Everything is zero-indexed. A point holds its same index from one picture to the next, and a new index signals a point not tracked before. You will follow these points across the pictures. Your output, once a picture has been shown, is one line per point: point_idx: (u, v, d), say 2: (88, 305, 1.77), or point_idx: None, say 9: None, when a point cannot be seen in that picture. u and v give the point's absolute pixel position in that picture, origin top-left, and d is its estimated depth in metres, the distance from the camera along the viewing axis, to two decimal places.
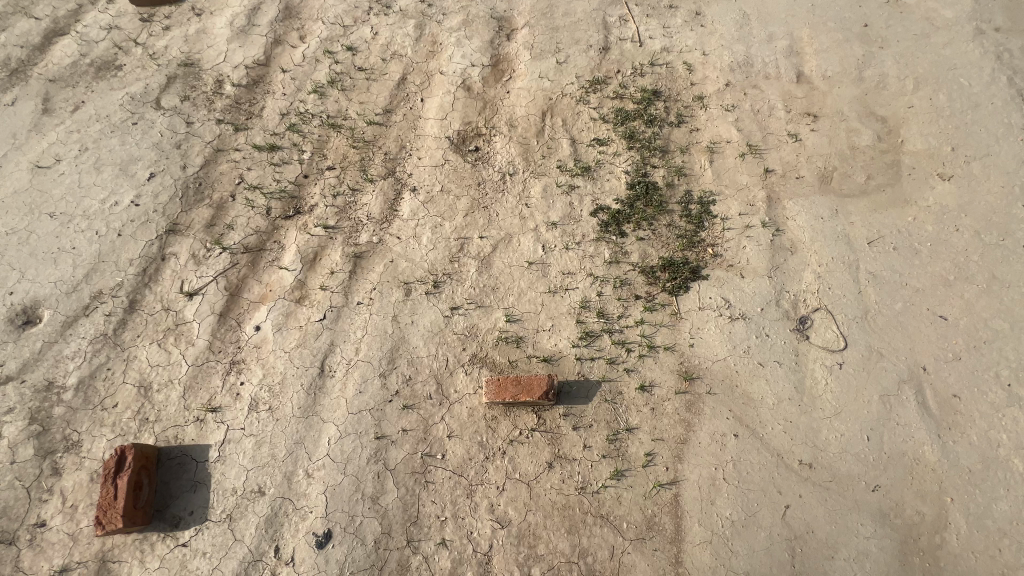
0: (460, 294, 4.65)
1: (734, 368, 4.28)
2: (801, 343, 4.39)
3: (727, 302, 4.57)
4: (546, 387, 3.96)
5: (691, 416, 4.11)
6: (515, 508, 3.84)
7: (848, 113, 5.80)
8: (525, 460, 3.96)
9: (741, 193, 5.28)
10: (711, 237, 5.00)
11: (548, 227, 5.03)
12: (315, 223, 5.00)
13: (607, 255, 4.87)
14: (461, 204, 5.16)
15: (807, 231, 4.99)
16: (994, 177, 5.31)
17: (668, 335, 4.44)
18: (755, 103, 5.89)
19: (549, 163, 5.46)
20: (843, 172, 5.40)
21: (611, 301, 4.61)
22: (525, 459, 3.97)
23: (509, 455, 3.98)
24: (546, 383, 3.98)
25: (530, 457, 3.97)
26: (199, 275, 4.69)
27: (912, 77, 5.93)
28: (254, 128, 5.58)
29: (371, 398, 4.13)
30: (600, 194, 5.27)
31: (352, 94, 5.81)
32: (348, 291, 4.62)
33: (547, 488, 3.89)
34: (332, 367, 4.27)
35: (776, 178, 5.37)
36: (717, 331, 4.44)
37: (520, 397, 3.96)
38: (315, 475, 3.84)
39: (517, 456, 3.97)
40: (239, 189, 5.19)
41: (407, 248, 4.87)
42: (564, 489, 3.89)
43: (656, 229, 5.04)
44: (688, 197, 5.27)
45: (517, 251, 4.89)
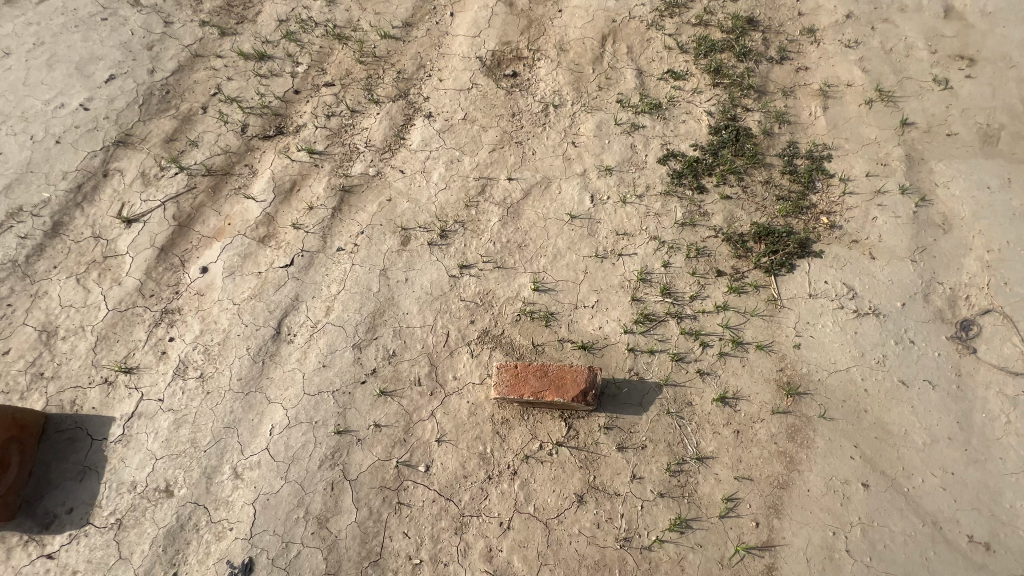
0: (474, 249, 3.43)
1: (863, 385, 2.91)
2: (965, 358, 2.99)
3: (850, 290, 3.20)
4: (584, 385, 2.75)
5: (796, 449, 2.77)
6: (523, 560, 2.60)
7: (1017, 59, 4.29)
8: (545, 489, 2.72)
9: (868, 149, 3.87)
10: (825, 202, 3.61)
11: (600, 173, 3.76)
12: (299, 146, 3.88)
13: (679, 214, 3.57)
14: (487, 137, 3.95)
15: (967, 203, 3.54)
16: None
17: (763, 330, 3.11)
18: (888, 40, 4.44)
19: (606, 96, 4.19)
20: (1013, 132, 3.92)
21: (683, 275, 3.31)
22: (545, 486, 2.73)
23: (523, 478, 2.75)
24: (585, 380, 2.77)
25: (552, 484, 2.73)
26: (145, 198, 3.64)
27: None
28: (243, 34, 4.51)
29: (338, 376, 2.98)
30: (672, 138, 3.96)
31: (367, 2, 4.68)
32: (328, 233, 3.48)
33: (574, 535, 2.64)
34: (292, 330, 3.14)
35: (918, 133, 3.93)
36: (837, 330, 3.07)
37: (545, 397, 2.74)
38: (245, 477, 2.72)
39: (534, 483, 2.74)
40: (214, 101, 4.13)
41: (412, 186, 3.70)
42: (600, 537, 2.64)
43: (749, 186, 3.70)
44: (793, 150, 3.90)
45: (556, 200, 3.64)
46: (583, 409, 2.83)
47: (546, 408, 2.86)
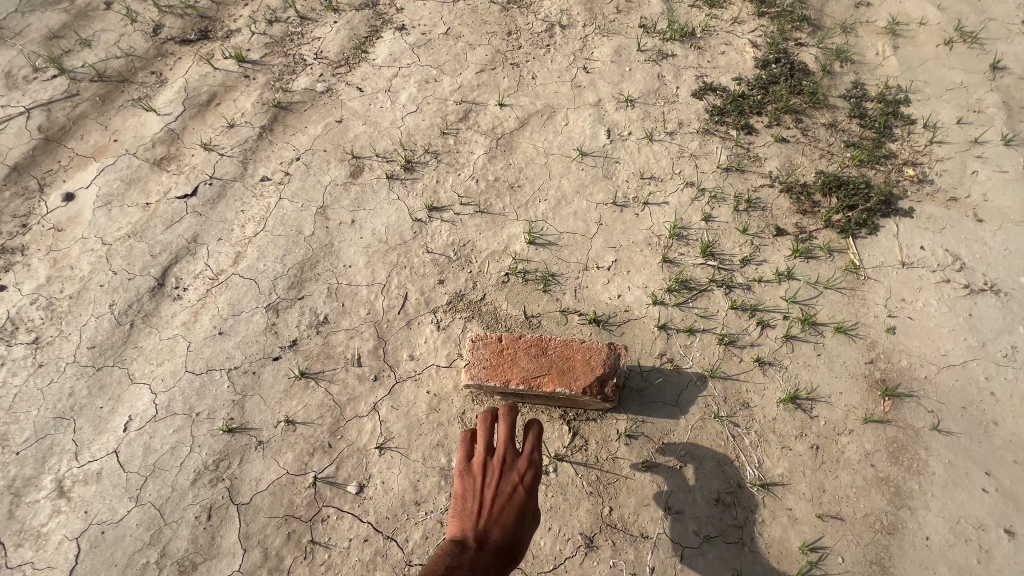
0: (449, 187, 2.53)
1: (987, 387, 2.07)
2: None
3: (956, 260, 2.36)
4: (601, 371, 1.86)
5: (903, 476, 1.90)
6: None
7: None
8: (538, 527, 1.81)
9: (954, 94, 3.06)
10: (909, 151, 2.79)
11: (619, 104, 2.90)
12: (226, 53, 2.95)
13: (722, 156, 2.71)
14: (475, 56, 3.06)
15: None
16: None
17: (843, 307, 2.25)
18: None
19: (626, 19, 3.33)
20: None
21: (730, 232, 2.45)
22: (539, 522, 1.82)
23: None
24: (602, 362, 1.88)
25: (549, 520, 1.82)
26: (5, 104, 2.68)
27: None
28: None
29: (239, 349, 2.04)
30: (709, 70, 3.11)
31: None
32: (251, 159, 2.55)
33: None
34: (181, 283, 2.19)
35: (1013, 79, 3.14)
36: (943, 311, 2.23)
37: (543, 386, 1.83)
38: (74, 496, 1.76)
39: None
40: None
41: (371, 107, 2.79)
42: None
43: (809, 128, 2.86)
44: (861, 91, 3.07)
45: (561, 133, 2.76)
46: (597, 406, 1.94)
47: (543, 403, 1.97)
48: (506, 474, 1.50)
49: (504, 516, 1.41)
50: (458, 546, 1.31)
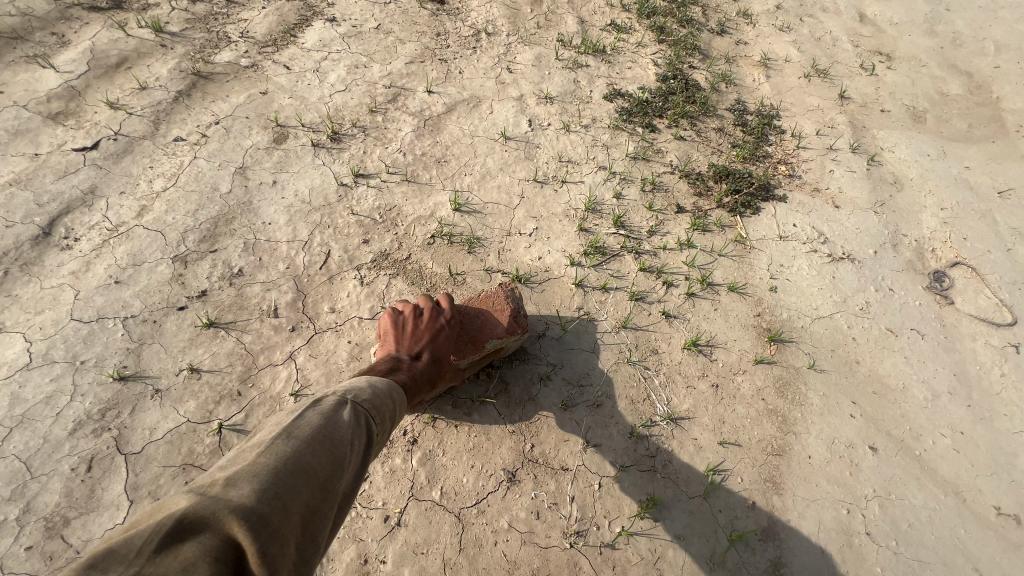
0: (376, 158, 2.58)
1: (850, 334, 2.41)
2: (945, 309, 2.61)
3: (820, 235, 2.78)
4: (508, 312, 1.92)
5: (788, 407, 2.13)
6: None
7: (926, 61, 4.52)
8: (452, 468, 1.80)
9: (814, 113, 3.68)
10: (781, 153, 3.28)
11: (539, 101, 3.16)
12: (141, 22, 2.86)
13: (630, 148, 3.02)
14: (405, 49, 3.22)
15: (912, 166, 3.40)
16: None
17: (733, 270, 2.54)
18: (815, 31, 4.52)
19: (546, 34, 3.69)
20: (937, 116, 3.95)
21: (638, 208, 2.71)
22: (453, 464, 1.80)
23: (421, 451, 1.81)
24: (506, 304, 1.95)
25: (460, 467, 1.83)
26: None
27: (991, 42, 4.88)
28: None
29: (138, 298, 1.90)
30: (619, 80, 3.51)
31: None
32: (164, 120, 2.46)
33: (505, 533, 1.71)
34: (71, 233, 2.01)
35: (856, 106, 3.84)
36: (814, 275, 2.60)
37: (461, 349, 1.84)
38: None
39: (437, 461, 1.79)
40: None
41: (299, 84, 2.82)
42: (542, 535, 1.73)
43: (702, 131, 3.29)
44: (742, 107, 3.59)
45: (486, 119, 2.95)
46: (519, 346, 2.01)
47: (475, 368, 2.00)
48: (422, 320, 1.76)
49: (429, 343, 1.70)
50: (394, 362, 1.62)
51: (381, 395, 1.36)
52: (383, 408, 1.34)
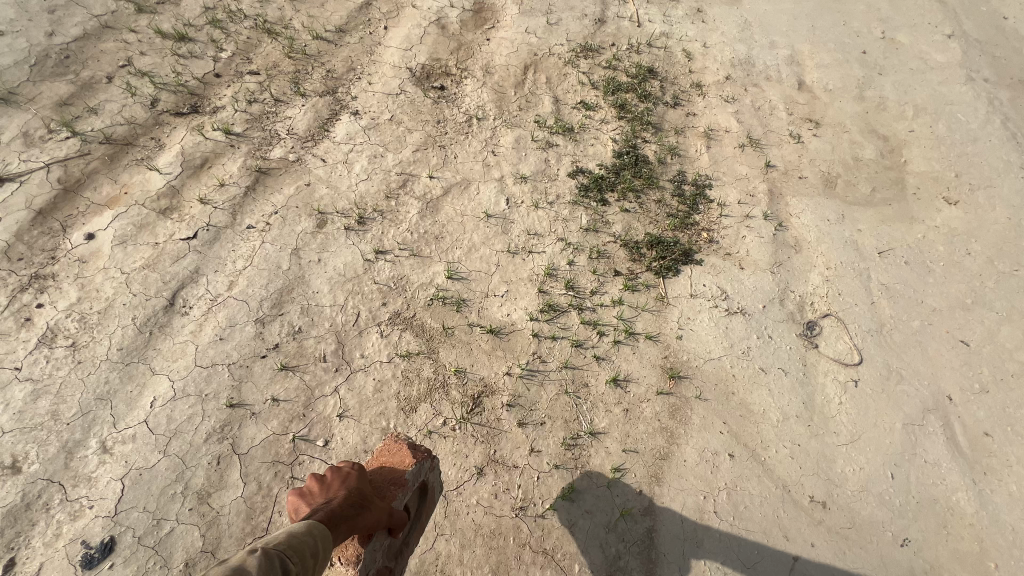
0: (391, 237, 3.52)
1: (731, 372, 3.34)
2: (810, 351, 3.53)
3: (723, 293, 3.70)
4: (406, 447, 2.29)
5: (675, 425, 3.08)
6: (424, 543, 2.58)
7: (850, 126, 5.38)
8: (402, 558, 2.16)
9: (740, 182, 4.56)
10: (706, 221, 4.18)
11: (516, 180, 4.07)
12: (214, 125, 3.80)
13: (584, 221, 3.94)
14: (412, 138, 4.14)
15: (812, 231, 4.29)
16: (1000, 208, 4.84)
17: (651, 323, 3.47)
18: (756, 100, 5.38)
19: (526, 116, 4.58)
20: (847, 180, 4.83)
21: (585, 273, 3.63)
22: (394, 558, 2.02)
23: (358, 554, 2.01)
24: (401, 444, 2.32)
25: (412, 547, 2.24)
26: (26, 158, 3.34)
27: (911, 105, 5.74)
28: (163, 14, 4.44)
29: (236, 350, 2.86)
30: (582, 157, 4.40)
31: (302, 6, 4.91)
32: (239, 211, 3.40)
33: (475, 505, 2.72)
34: (187, 303, 2.97)
35: (778, 174, 4.72)
36: (712, 326, 3.52)
37: (386, 490, 2.03)
38: (115, 451, 2.49)
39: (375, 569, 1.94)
40: (122, 73, 3.95)
41: (333, 174, 3.75)
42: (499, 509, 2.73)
43: (645, 203, 4.19)
44: (681, 178, 4.47)
45: (474, 199, 3.87)
46: (431, 476, 2.33)
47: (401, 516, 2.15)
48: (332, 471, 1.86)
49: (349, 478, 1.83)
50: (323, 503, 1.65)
51: (298, 536, 1.39)
52: (308, 549, 1.39)
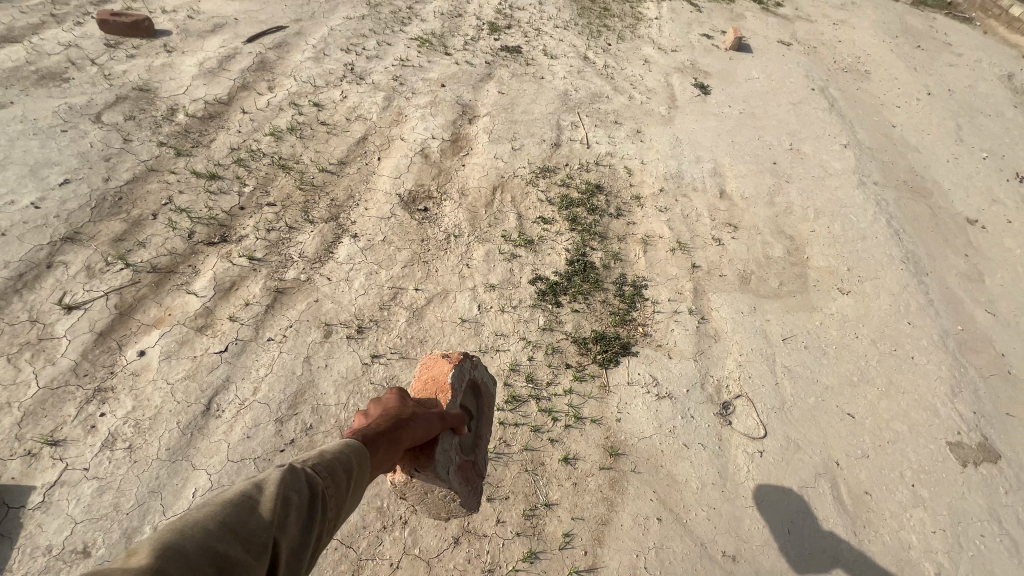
0: (384, 343, 4.35)
1: (660, 447, 4.14)
2: (724, 427, 4.37)
3: (654, 380, 4.57)
4: (444, 362, 3.12)
5: (615, 494, 3.84)
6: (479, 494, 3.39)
7: (763, 228, 6.55)
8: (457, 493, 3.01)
9: (671, 281, 5.58)
10: (642, 317, 5.13)
11: (486, 288, 5.00)
12: (240, 252, 4.70)
13: (542, 321, 4.85)
14: (401, 255, 5.08)
15: (729, 322, 5.27)
16: (883, 295, 5.94)
17: (596, 407, 4.30)
18: (685, 209, 6.55)
19: (494, 231, 5.60)
20: (759, 276, 5.90)
21: (542, 367, 4.49)
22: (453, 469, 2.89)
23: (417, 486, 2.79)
24: (440, 360, 3.15)
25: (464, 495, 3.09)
26: (89, 288, 4.16)
27: (813, 208, 7.00)
28: (197, 156, 5.46)
29: (259, 445, 3.58)
30: (541, 265, 5.38)
31: (310, 143, 6.00)
32: (261, 326, 4.23)
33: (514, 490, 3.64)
34: (220, 407, 3.72)
35: (702, 273, 5.76)
36: (645, 409, 4.36)
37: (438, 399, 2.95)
38: None
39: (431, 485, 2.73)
40: (164, 209, 4.88)
41: (337, 290, 4.63)
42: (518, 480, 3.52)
43: (592, 303, 5.14)
44: (623, 279, 5.47)
45: (451, 307, 4.76)
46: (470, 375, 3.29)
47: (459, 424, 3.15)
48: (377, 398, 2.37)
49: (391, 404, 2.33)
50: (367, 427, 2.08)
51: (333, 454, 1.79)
52: (339, 470, 1.77)
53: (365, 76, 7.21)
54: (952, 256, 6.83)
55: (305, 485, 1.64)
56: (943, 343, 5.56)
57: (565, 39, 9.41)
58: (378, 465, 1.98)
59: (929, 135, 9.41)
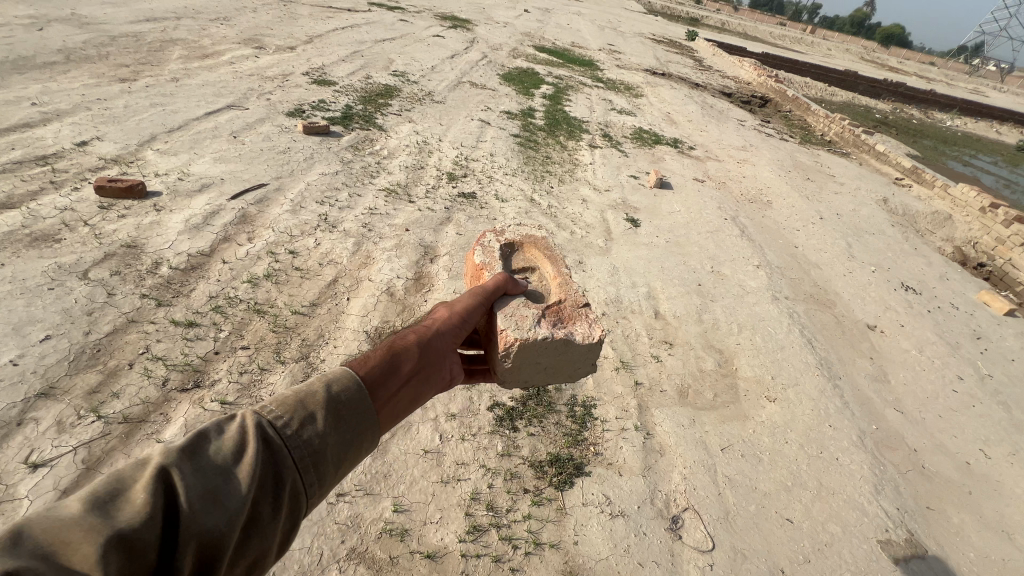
0: (348, 480, 4.54)
1: (617, 569, 4.34)
2: (675, 542, 4.65)
3: (607, 499, 4.88)
4: (473, 264, 4.95)
5: None
6: (570, 366, 4.44)
7: (695, 344, 7.39)
8: (550, 355, 4.11)
9: (617, 399, 6.13)
10: (593, 436, 5.56)
11: (447, 417, 5.36)
12: (212, 397, 4.99)
13: (500, 447, 5.20)
14: None
15: (672, 436, 5.77)
16: (805, 400, 6.68)
17: (554, 531, 4.53)
18: (625, 330, 7.36)
19: None
20: (695, 389, 6.57)
21: (501, 493, 4.76)
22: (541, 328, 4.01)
23: (516, 356, 3.87)
24: (472, 263, 4.98)
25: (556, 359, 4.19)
26: (57, 444, 4.29)
27: (736, 323, 7.99)
28: (177, 305, 5.93)
29: None
30: (498, 391, 5.83)
31: (284, 287, 6.61)
32: None
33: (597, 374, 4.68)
34: None
35: (644, 389, 6.37)
36: (601, 529, 4.61)
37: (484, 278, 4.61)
38: None
39: (527, 343, 3.80)
40: (141, 358, 5.20)
41: None
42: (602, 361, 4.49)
43: (546, 426, 5.57)
44: (573, 400, 5.98)
45: (414, 439, 5.06)
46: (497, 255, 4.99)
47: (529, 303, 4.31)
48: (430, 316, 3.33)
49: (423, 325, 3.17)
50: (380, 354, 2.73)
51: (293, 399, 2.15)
52: (298, 416, 2.11)
53: (336, 224, 8.15)
54: (859, 360, 7.81)
55: (239, 436, 1.95)
56: (861, 443, 6.21)
57: (513, 185, 10.95)
58: (376, 383, 2.56)
59: (826, 253, 11.09)
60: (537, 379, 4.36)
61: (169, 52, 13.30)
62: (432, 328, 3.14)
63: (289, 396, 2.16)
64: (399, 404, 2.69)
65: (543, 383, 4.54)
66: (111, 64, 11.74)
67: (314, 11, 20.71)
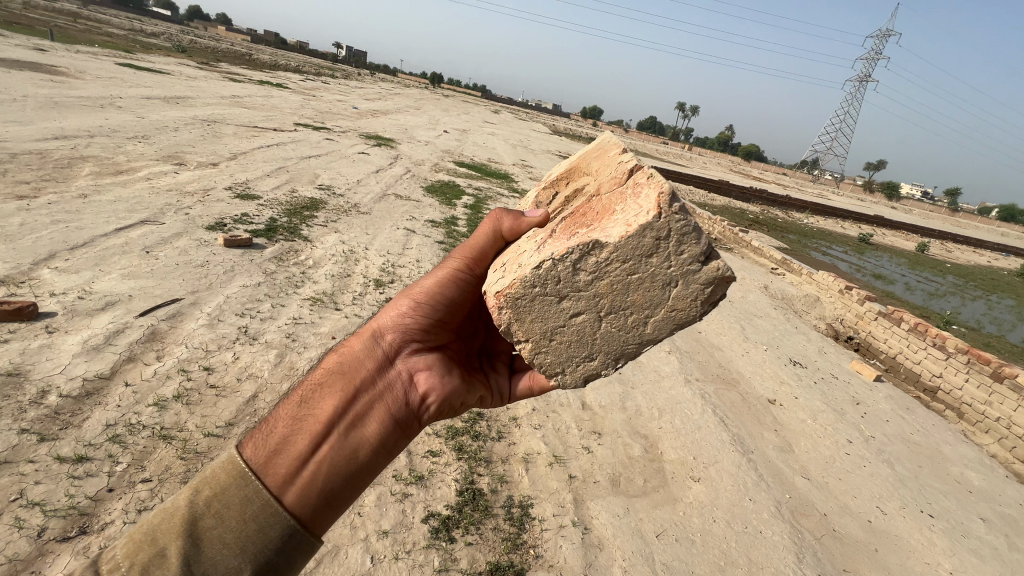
0: None
1: None
2: None
3: None
4: None
5: None
6: (618, 292, 3.23)
7: (621, 431, 7.74)
8: (570, 288, 3.25)
9: (553, 496, 6.15)
10: (532, 538, 5.48)
11: (378, 536, 5.04)
12: (102, 544, 4.39)
13: (437, 562, 4.95)
14: None
15: (609, 528, 5.83)
16: (725, 477, 7.12)
17: None
18: (556, 423, 7.57)
19: (385, 472, 5.83)
20: (626, 477, 6.78)
21: None
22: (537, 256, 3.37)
23: (519, 307, 3.31)
24: None
25: (584, 292, 3.26)
26: None
27: (656, 407, 8.53)
28: (64, 438, 5.31)
29: None
30: (432, 500, 5.63)
31: (196, 407, 6.17)
32: None
33: (695, 276, 3.14)
34: None
35: (579, 482, 6.47)
36: None
37: None
38: None
39: (508, 287, 3.26)
40: (12, 506, 4.50)
41: None
42: (663, 250, 3.12)
43: (483, 532, 5.41)
44: (510, 502, 5.91)
45: (343, 564, 4.68)
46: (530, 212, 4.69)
47: (538, 238, 3.70)
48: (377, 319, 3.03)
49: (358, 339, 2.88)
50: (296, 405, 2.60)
51: (146, 532, 2.24)
52: (148, 554, 2.21)
53: (257, 336, 7.92)
54: (766, 433, 8.55)
55: None
56: (779, 513, 6.65)
57: None
58: (281, 448, 2.44)
59: (724, 336, 12.42)
60: (602, 334, 3.35)
61: (77, 168, 12.99)
62: (360, 350, 2.81)
63: (143, 532, 2.25)
64: (336, 451, 2.52)
65: (609, 332, 3.35)
66: (9, 181, 11.19)
67: (238, 130, 21.51)
